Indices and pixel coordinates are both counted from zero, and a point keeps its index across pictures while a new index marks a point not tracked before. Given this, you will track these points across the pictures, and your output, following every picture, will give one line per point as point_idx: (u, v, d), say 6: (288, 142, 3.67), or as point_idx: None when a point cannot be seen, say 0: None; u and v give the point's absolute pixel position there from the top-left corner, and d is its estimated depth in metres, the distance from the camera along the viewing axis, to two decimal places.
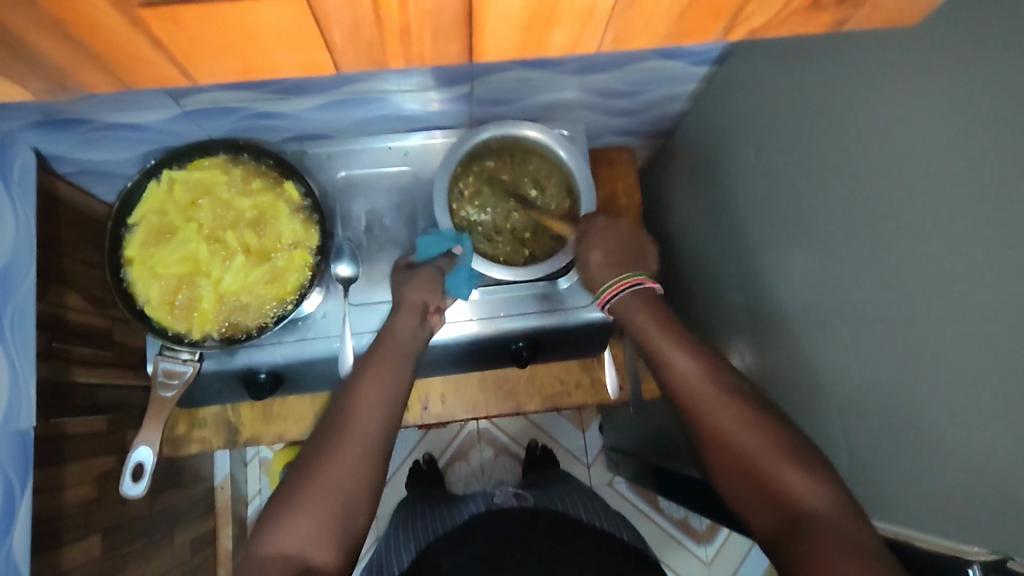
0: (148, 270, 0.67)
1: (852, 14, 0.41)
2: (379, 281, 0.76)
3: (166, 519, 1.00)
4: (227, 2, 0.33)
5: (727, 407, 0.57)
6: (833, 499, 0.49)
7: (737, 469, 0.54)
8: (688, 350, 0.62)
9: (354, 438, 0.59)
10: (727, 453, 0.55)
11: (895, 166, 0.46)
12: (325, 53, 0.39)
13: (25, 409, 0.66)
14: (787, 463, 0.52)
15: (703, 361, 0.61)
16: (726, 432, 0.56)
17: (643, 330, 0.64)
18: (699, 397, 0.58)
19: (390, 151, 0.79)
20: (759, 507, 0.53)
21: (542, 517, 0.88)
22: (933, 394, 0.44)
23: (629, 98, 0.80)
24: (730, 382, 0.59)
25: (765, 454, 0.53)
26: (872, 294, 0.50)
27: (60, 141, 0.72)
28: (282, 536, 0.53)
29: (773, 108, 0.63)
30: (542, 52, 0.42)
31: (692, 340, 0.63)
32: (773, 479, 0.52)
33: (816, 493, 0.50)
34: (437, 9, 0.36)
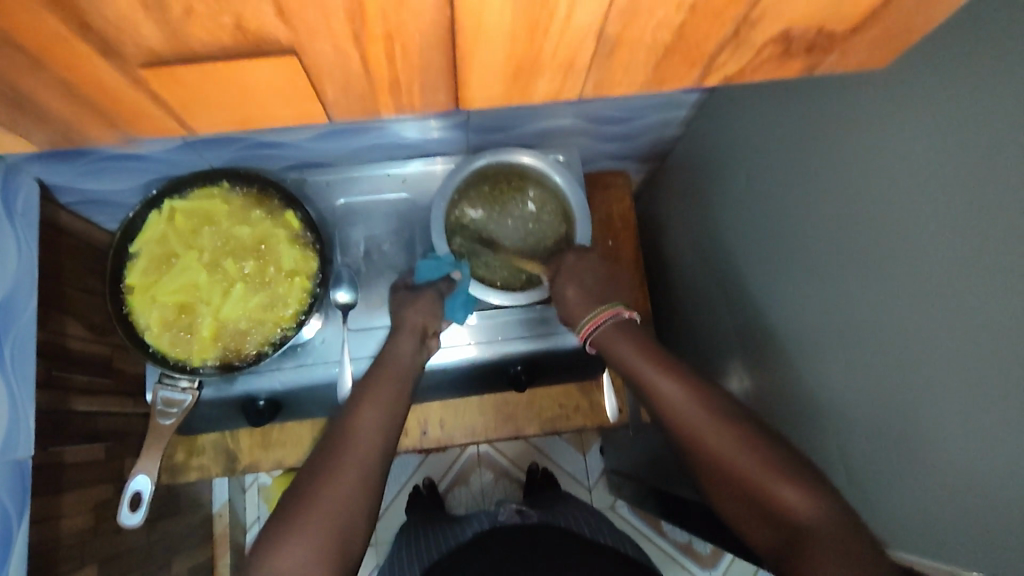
0: (148, 299, 0.68)
1: (822, 60, 0.43)
2: (378, 306, 0.77)
3: (163, 547, 0.99)
4: (224, 61, 0.35)
5: (715, 428, 0.57)
6: (831, 508, 0.49)
7: (732, 489, 0.54)
8: (669, 372, 0.62)
9: (357, 466, 0.59)
10: (719, 471, 0.55)
11: (885, 194, 0.47)
12: (317, 104, 0.41)
13: (24, 437, 0.66)
14: (781, 478, 0.52)
15: (685, 383, 0.61)
16: (709, 446, 0.56)
17: (625, 359, 0.65)
18: (683, 417, 0.59)
19: (389, 178, 0.80)
20: (755, 522, 0.53)
21: (538, 535, 0.86)
22: (930, 416, 0.44)
23: (623, 124, 0.82)
24: (714, 400, 0.59)
25: (753, 465, 0.53)
26: (866, 317, 0.50)
27: (63, 171, 0.73)
28: (278, 562, 0.52)
29: (763, 136, 0.64)
30: (526, 98, 0.44)
31: (673, 362, 0.63)
32: (767, 494, 0.52)
33: (811, 507, 0.50)
34: (426, 64, 0.38)
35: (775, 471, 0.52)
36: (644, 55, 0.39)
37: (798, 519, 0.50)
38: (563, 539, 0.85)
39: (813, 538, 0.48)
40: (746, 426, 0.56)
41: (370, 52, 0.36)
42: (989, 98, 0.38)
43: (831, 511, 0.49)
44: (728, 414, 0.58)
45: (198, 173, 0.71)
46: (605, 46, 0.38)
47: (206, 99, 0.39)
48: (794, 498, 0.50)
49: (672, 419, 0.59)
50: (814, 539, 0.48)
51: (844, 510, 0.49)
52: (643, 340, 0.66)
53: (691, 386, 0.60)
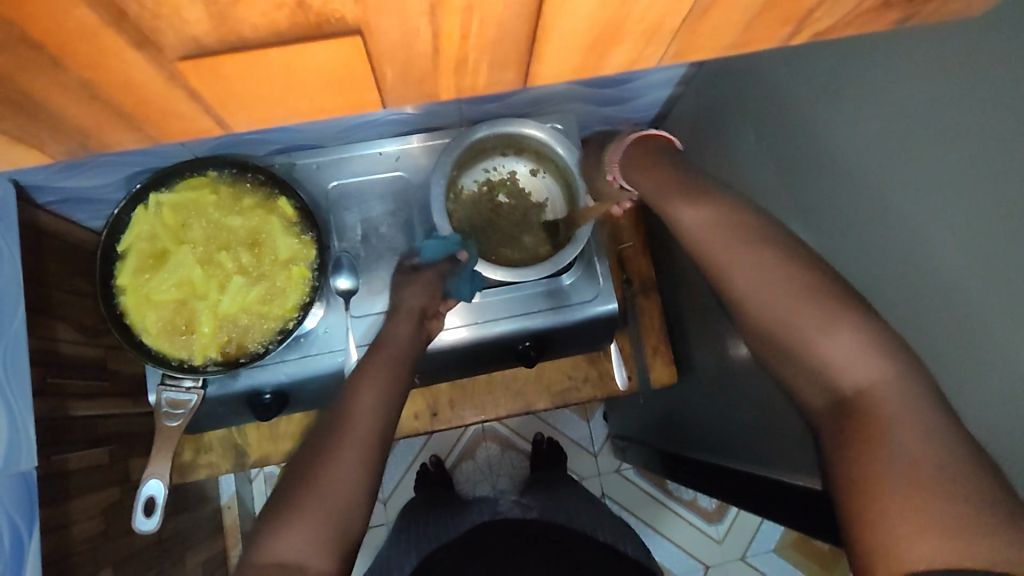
0: (144, 299, 0.66)
1: (920, 10, 0.42)
2: (381, 291, 0.75)
3: (175, 544, 0.98)
4: (276, 48, 0.34)
5: (749, 260, 0.54)
6: (881, 365, 0.45)
7: (762, 339, 0.52)
8: (694, 199, 0.60)
9: (355, 446, 0.58)
10: (756, 323, 0.52)
11: (906, 150, 0.46)
12: (374, 93, 0.41)
13: (26, 448, 0.64)
14: (822, 323, 0.48)
15: (714, 210, 0.58)
16: (742, 294, 0.54)
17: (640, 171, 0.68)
18: (723, 262, 0.55)
19: (381, 157, 0.78)
20: (799, 379, 0.50)
21: (543, 543, 0.84)
22: (961, 370, 0.44)
23: (620, 86, 0.79)
24: (749, 228, 0.55)
25: (813, 319, 0.49)
26: (887, 274, 0.50)
27: (39, 171, 0.68)
28: (277, 544, 0.51)
29: (766, 93, 0.62)
30: (600, 72, 0.43)
31: (700, 187, 0.61)
32: (807, 347, 0.49)
33: (853, 357, 0.46)
34: (498, 39, 0.37)
35: (814, 317, 0.49)
36: (740, 12, 0.39)
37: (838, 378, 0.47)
38: (568, 546, 0.83)
39: (864, 407, 0.44)
40: (807, 273, 0.51)
41: (443, 30, 0.35)
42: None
43: (890, 369, 0.45)
44: (790, 247, 0.53)
45: (182, 163, 0.67)
46: (700, 8, 0.37)
47: (212, 87, 0.37)
48: (844, 354, 0.47)
49: (695, 249, 0.58)
50: (861, 402, 0.45)
51: (909, 371, 0.44)
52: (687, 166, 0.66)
53: (726, 236, 0.56)
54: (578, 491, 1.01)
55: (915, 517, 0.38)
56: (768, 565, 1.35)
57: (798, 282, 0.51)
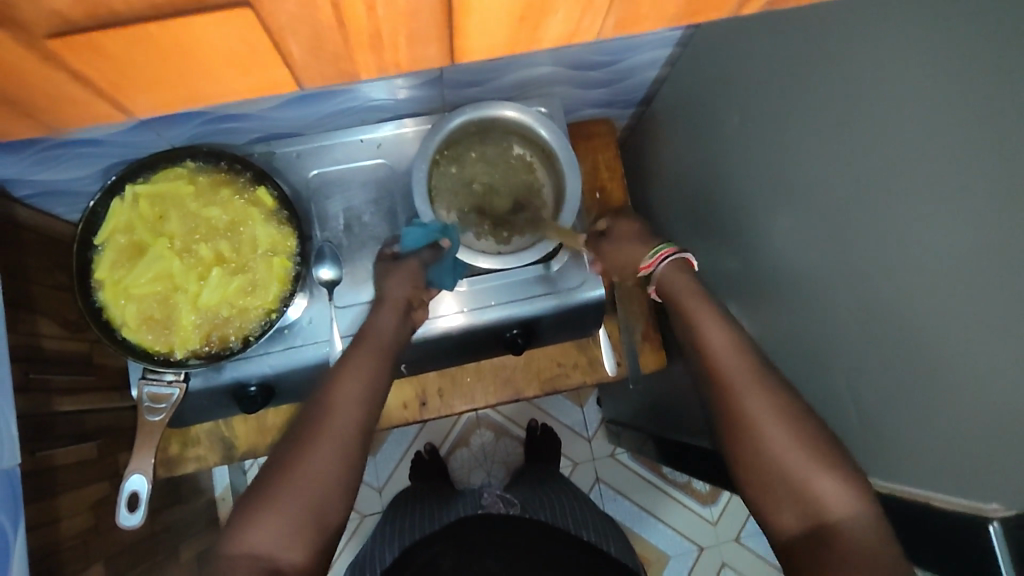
0: (122, 293, 0.65)
1: None
2: (364, 281, 0.74)
3: (169, 537, 0.98)
4: (154, 23, 0.32)
5: (761, 394, 0.57)
6: (865, 508, 0.51)
7: (756, 452, 0.56)
8: (718, 322, 0.63)
9: (331, 440, 0.57)
10: (753, 435, 0.56)
11: (889, 129, 0.45)
12: (283, 69, 0.40)
13: (9, 446, 0.63)
14: (819, 465, 0.53)
15: (735, 338, 0.61)
16: (752, 413, 0.56)
17: (683, 301, 0.66)
18: (730, 380, 0.59)
19: (363, 145, 0.76)
20: (779, 502, 0.54)
21: (523, 534, 0.83)
22: (944, 351, 0.44)
23: (605, 68, 0.78)
24: (760, 362, 0.59)
25: (795, 452, 0.54)
26: (874, 255, 0.49)
27: (12, 165, 0.67)
28: (248, 536, 0.52)
29: (755, 71, 0.61)
30: (534, 44, 0.41)
31: (724, 315, 0.64)
32: (804, 479, 0.53)
33: (848, 504, 0.51)
34: (412, 14, 0.35)
35: (810, 457, 0.53)
36: None
37: (828, 511, 0.52)
38: (548, 539, 0.82)
39: (836, 534, 0.50)
40: (805, 437, 0.54)
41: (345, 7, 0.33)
42: (999, 23, 0.36)
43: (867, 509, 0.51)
44: (792, 399, 0.57)
45: (159, 153, 0.66)
46: None
47: (96, 69, 0.36)
48: (829, 490, 0.52)
49: (713, 367, 0.61)
50: (839, 536, 0.50)
51: (879, 513, 0.51)
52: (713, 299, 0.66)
53: (744, 356, 0.60)
54: (564, 486, 1.01)
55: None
56: (762, 546, 1.36)
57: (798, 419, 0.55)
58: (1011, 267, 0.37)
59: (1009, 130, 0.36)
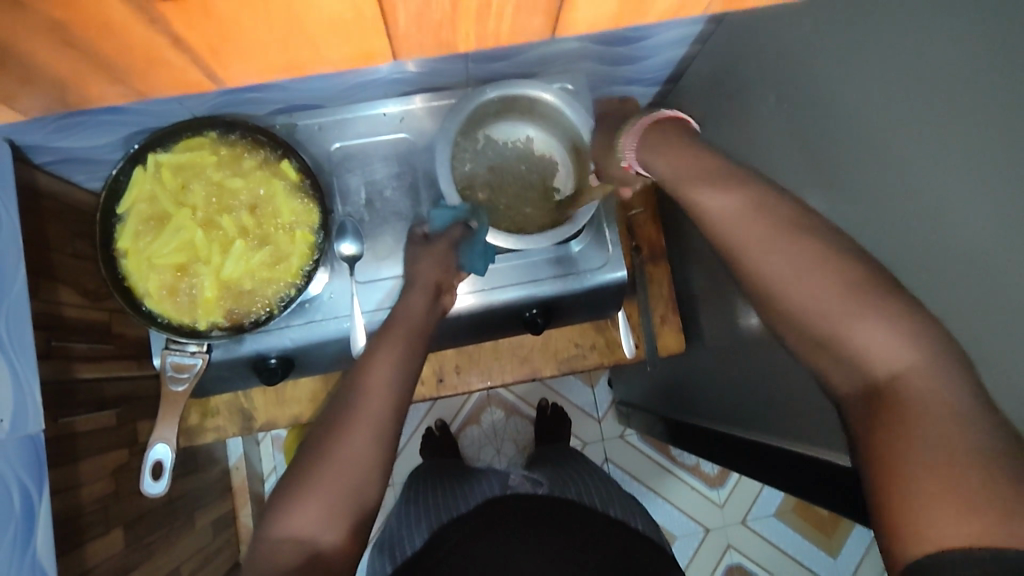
0: (146, 263, 0.64)
1: None
2: (386, 256, 0.74)
3: (184, 505, 0.99)
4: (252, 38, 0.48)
5: (783, 248, 0.46)
6: (922, 355, 0.39)
7: (786, 312, 0.45)
8: (716, 182, 0.50)
9: (367, 424, 0.57)
10: (781, 303, 0.45)
11: (930, 117, 0.44)
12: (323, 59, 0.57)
13: (33, 411, 0.63)
14: (856, 312, 0.42)
15: (741, 193, 0.49)
16: (772, 279, 0.46)
17: (676, 176, 0.54)
18: (743, 237, 0.48)
19: (385, 118, 0.75)
20: (829, 368, 0.44)
21: (554, 515, 0.82)
22: (977, 343, 0.43)
23: (633, 45, 0.76)
24: (778, 210, 0.47)
25: (830, 300, 0.43)
26: (909, 244, 0.48)
27: (35, 130, 0.67)
28: (291, 519, 0.53)
29: (789, 53, 0.59)
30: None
31: (728, 169, 0.51)
32: (841, 336, 0.42)
33: (903, 349, 0.40)
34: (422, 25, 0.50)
35: (849, 299, 0.42)
36: None
37: (869, 359, 0.41)
38: (576, 519, 0.82)
39: (896, 396, 0.39)
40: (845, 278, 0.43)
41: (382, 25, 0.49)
42: None
43: (923, 354, 0.39)
44: (813, 236, 0.45)
45: (180, 123, 0.65)
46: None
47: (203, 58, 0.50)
48: (875, 339, 0.41)
49: (725, 240, 0.48)
50: (898, 400, 0.39)
51: (945, 352, 0.39)
52: (717, 149, 0.54)
53: (754, 202, 0.48)
54: (584, 464, 1.02)
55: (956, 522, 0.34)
56: (768, 530, 1.37)
57: (829, 264, 0.43)
58: None
59: None
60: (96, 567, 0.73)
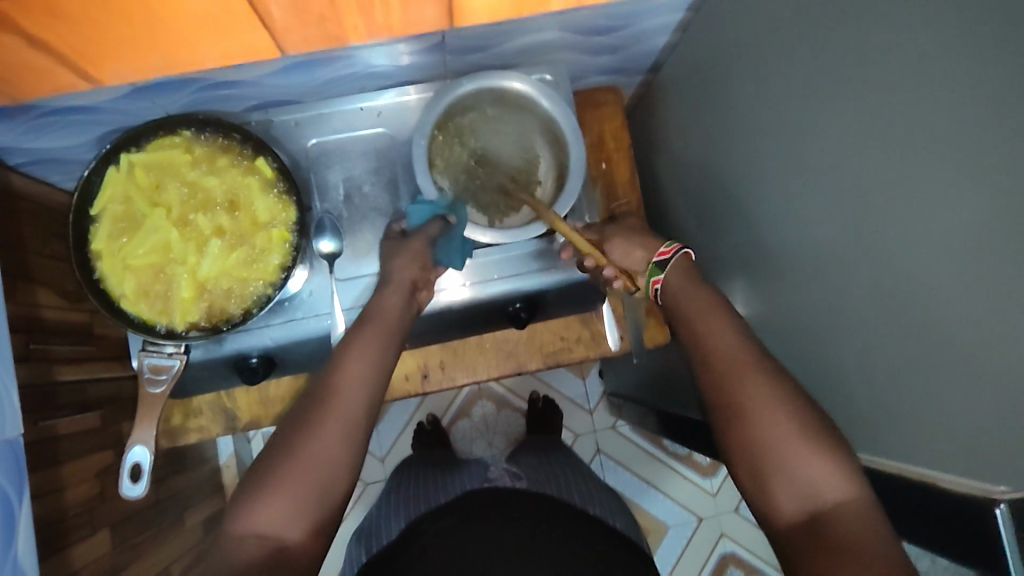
0: (120, 264, 0.64)
1: None
2: (365, 253, 0.73)
3: (173, 505, 0.99)
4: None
5: (757, 373, 0.55)
6: (856, 489, 0.49)
7: (749, 449, 0.53)
8: (708, 300, 0.62)
9: (337, 420, 0.57)
10: (749, 433, 0.54)
11: (904, 102, 0.44)
12: (269, 38, 0.56)
13: (10, 415, 0.63)
14: (812, 443, 0.51)
15: (721, 316, 0.60)
16: (754, 426, 0.53)
17: (682, 297, 0.64)
18: (731, 365, 0.57)
19: (362, 113, 0.74)
20: (778, 492, 0.52)
21: (530, 507, 0.83)
22: (952, 330, 0.43)
23: (613, 34, 0.75)
24: (747, 341, 0.58)
25: (785, 429, 0.52)
26: (886, 231, 0.48)
27: (6, 131, 0.66)
28: (255, 516, 0.52)
29: (768, 40, 0.59)
30: None
31: (719, 296, 0.62)
32: (794, 458, 0.51)
33: (838, 490, 0.49)
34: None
35: (804, 435, 0.52)
36: None
37: (818, 499, 0.50)
38: (551, 509, 0.82)
39: (838, 515, 0.48)
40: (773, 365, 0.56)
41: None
42: None
43: (860, 497, 0.49)
44: (777, 374, 0.55)
45: (153, 122, 0.64)
46: None
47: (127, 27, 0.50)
48: (827, 475, 0.50)
49: (701, 349, 0.59)
50: (831, 521, 0.48)
51: (875, 504, 0.49)
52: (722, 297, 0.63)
53: (732, 329, 0.59)
54: (570, 460, 1.02)
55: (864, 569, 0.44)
56: None
57: (789, 404, 0.53)
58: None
59: None
60: (81, 569, 0.72)
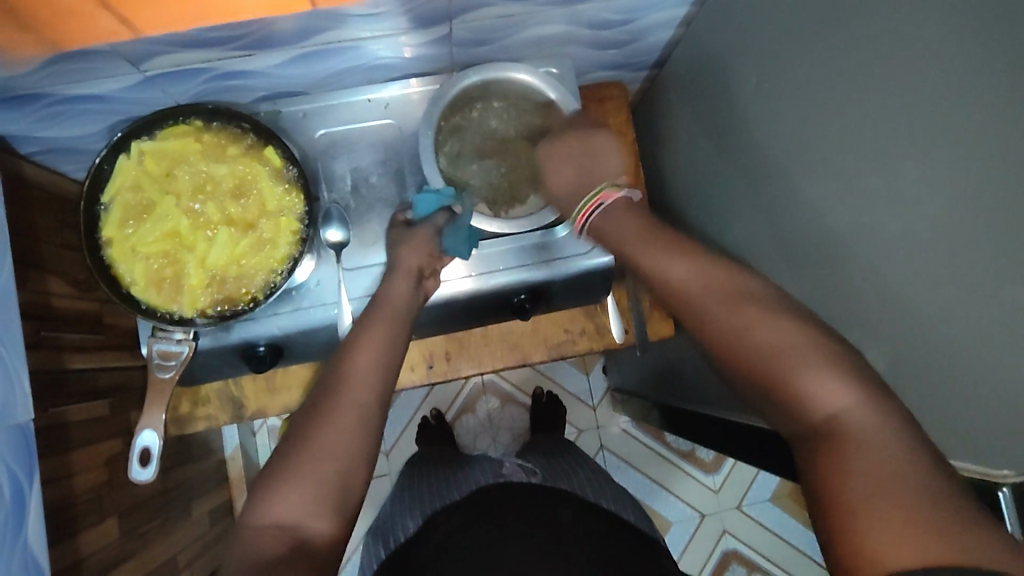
0: (130, 250, 0.64)
1: None
2: (373, 243, 0.73)
3: (180, 495, 1.00)
4: None
5: (729, 303, 0.53)
6: (856, 394, 0.45)
7: (746, 378, 0.51)
8: (665, 244, 0.59)
9: (351, 409, 0.58)
10: (741, 364, 0.51)
11: (908, 92, 0.44)
12: None
13: (21, 400, 0.64)
14: (800, 361, 0.48)
15: (685, 255, 0.58)
16: (745, 357, 0.50)
17: (625, 242, 0.61)
18: (702, 300, 0.54)
19: (370, 104, 0.75)
20: (786, 417, 0.48)
21: (545, 501, 0.83)
22: (956, 318, 0.43)
23: (618, 28, 0.75)
24: (714, 271, 0.56)
25: (773, 349, 0.49)
26: (890, 221, 0.48)
27: (19, 119, 0.67)
28: (274, 508, 0.53)
29: (773, 33, 0.59)
30: None
31: (674, 238, 0.60)
32: (788, 378, 0.48)
33: (840, 396, 0.45)
34: None
35: (791, 350, 0.48)
36: None
37: (821, 410, 0.46)
38: (563, 504, 0.83)
39: (839, 431, 0.44)
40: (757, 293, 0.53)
41: None
42: None
43: (865, 400, 0.45)
44: (751, 300, 0.52)
45: (163, 110, 0.65)
46: None
47: None
48: (820, 387, 0.46)
49: (675, 290, 0.56)
50: (839, 434, 0.44)
51: (880, 401, 0.45)
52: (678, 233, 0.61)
53: (700, 266, 0.56)
54: (581, 457, 1.03)
55: (876, 503, 0.40)
56: (764, 515, 1.37)
57: (768, 326, 0.50)
58: None
59: None
60: (91, 555, 0.73)
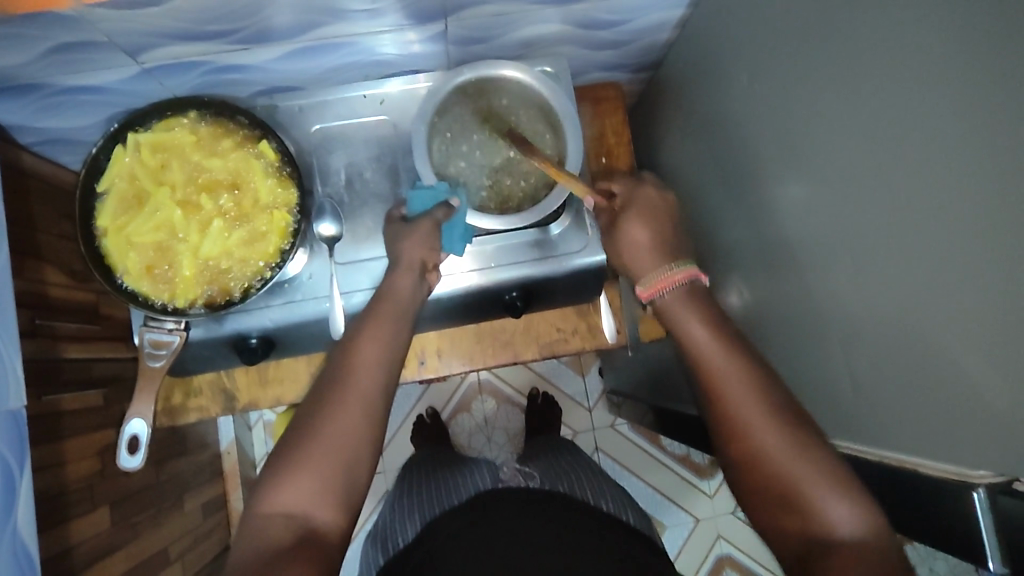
0: (124, 240, 0.65)
1: None
2: (366, 238, 0.74)
3: (173, 487, 1.00)
4: None
5: (767, 410, 0.54)
6: (869, 527, 0.48)
7: (759, 482, 0.53)
8: (712, 334, 0.59)
9: (356, 400, 0.58)
10: (759, 464, 0.53)
11: (891, 91, 0.44)
12: None
13: (14, 387, 0.64)
14: (821, 481, 0.50)
15: (730, 349, 0.58)
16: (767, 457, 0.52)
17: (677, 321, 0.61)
18: (735, 397, 0.56)
19: (365, 100, 0.76)
20: (789, 526, 0.51)
21: (548, 505, 0.83)
22: (937, 317, 0.43)
23: (614, 29, 0.76)
24: (761, 376, 0.56)
25: (798, 465, 0.51)
26: (874, 220, 0.48)
27: (17, 109, 0.67)
28: (280, 497, 0.53)
29: (764, 33, 0.59)
30: None
31: (724, 329, 0.60)
32: (806, 494, 0.50)
33: (852, 526, 0.48)
34: None
35: (814, 473, 0.51)
36: None
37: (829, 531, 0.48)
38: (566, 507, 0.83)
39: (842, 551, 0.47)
40: (783, 396, 0.55)
41: None
42: None
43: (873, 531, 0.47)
44: (790, 411, 0.54)
45: (161, 102, 0.66)
46: None
47: None
48: (835, 510, 0.49)
49: (709, 379, 0.57)
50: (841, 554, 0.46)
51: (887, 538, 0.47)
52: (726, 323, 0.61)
53: (738, 362, 0.57)
54: (576, 455, 1.03)
55: None
56: None
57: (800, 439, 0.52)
58: (1005, 224, 0.37)
59: (1008, 84, 0.36)
60: (81, 543, 0.73)
